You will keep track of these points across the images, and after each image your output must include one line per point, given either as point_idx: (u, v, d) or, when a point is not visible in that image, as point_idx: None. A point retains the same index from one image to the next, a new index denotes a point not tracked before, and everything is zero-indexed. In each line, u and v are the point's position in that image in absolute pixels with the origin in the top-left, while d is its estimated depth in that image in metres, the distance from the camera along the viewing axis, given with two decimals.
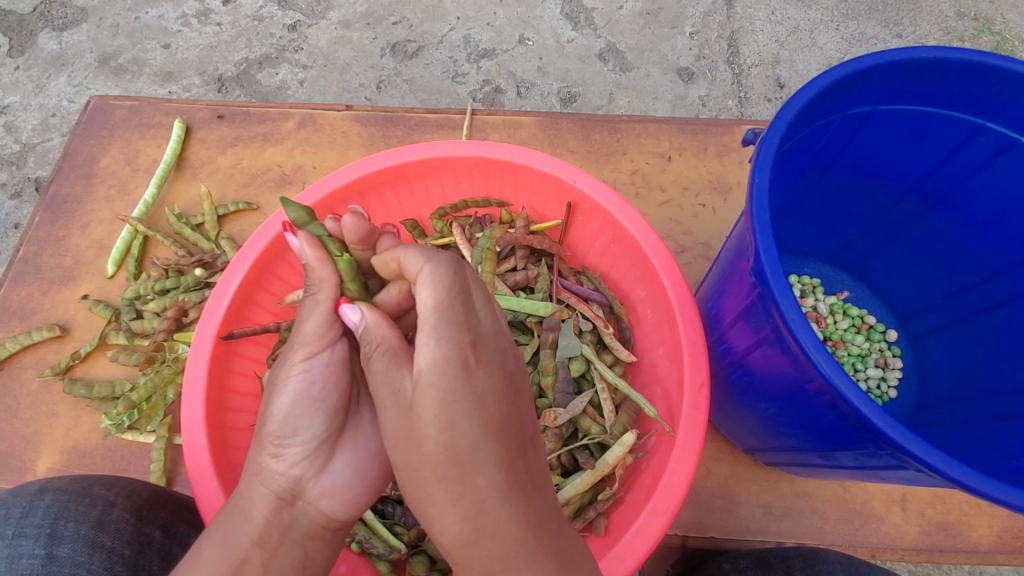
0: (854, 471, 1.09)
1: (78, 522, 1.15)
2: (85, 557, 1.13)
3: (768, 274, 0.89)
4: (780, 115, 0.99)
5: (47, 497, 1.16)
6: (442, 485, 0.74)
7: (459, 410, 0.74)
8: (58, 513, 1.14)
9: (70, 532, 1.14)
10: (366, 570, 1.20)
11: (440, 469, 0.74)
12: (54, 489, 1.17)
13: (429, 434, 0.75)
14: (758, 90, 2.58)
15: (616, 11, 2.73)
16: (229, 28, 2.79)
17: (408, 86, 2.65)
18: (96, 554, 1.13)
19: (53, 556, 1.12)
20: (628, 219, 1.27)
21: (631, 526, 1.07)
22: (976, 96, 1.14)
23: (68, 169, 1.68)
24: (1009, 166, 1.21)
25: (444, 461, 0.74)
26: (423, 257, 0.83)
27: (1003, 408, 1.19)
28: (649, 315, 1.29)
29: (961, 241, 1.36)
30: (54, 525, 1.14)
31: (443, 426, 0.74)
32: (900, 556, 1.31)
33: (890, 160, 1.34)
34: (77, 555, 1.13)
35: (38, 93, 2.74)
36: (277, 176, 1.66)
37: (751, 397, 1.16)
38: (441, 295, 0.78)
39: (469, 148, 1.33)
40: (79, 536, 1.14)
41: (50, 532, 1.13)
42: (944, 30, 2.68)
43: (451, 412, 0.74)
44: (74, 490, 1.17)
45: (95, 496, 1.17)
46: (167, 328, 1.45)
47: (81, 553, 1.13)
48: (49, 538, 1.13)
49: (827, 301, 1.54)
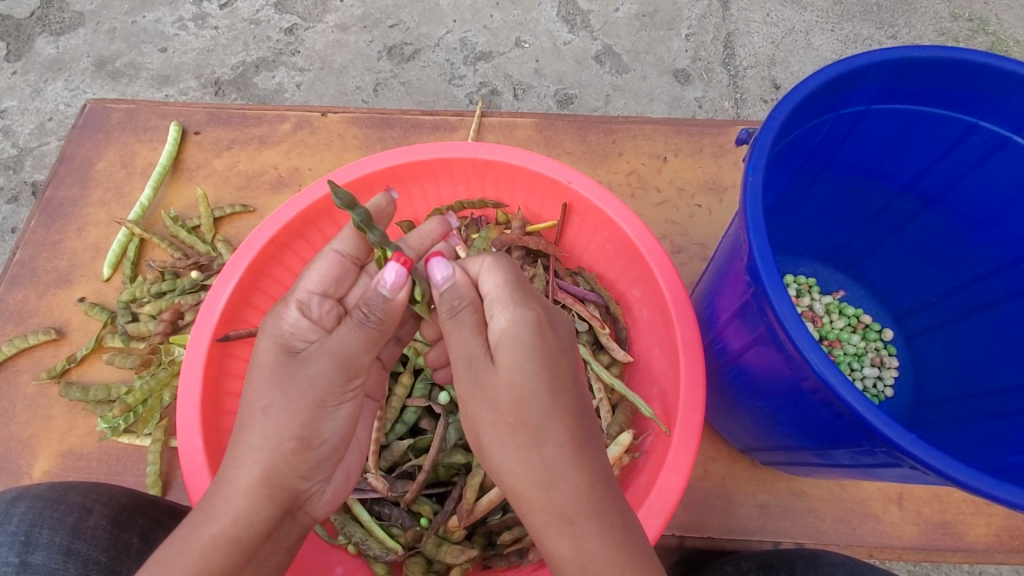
0: (849, 469, 1.09)
1: (54, 529, 1.14)
2: (61, 565, 1.13)
3: (761, 272, 0.89)
4: (773, 114, 0.99)
5: (23, 504, 1.16)
6: (517, 436, 0.86)
7: (533, 367, 0.88)
8: (33, 521, 1.14)
9: (44, 539, 1.14)
10: (363, 570, 1.20)
11: (516, 421, 0.86)
12: (30, 496, 1.17)
13: (503, 389, 0.87)
14: (754, 91, 2.59)
15: (612, 14, 2.74)
16: (226, 31, 2.80)
17: (405, 89, 2.65)
18: (71, 561, 1.14)
19: (27, 563, 1.13)
20: (623, 219, 1.27)
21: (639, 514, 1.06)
22: (968, 95, 1.14)
23: (64, 172, 1.67)
24: (1003, 165, 1.21)
25: (522, 413, 0.86)
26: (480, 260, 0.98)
27: (999, 406, 1.19)
28: (645, 314, 1.29)
29: (956, 240, 1.37)
30: (29, 532, 1.14)
31: (518, 379, 0.87)
32: (898, 555, 1.31)
33: (885, 159, 1.35)
34: (52, 561, 1.13)
35: (35, 97, 2.74)
36: (274, 178, 1.66)
37: (748, 396, 1.17)
38: (504, 277, 0.95)
39: (464, 150, 1.33)
40: (54, 543, 1.14)
41: (24, 540, 1.14)
42: (939, 30, 2.69)
43: (527, 367, 0.87)
44: (51, 497, 1.17)
45: (72, 503, 1.17)
46: (163, 330, 1.45)
47: (56, 560, 1.13)
48: (24, 544, 1.13)
49: (823, 300, 1.54)
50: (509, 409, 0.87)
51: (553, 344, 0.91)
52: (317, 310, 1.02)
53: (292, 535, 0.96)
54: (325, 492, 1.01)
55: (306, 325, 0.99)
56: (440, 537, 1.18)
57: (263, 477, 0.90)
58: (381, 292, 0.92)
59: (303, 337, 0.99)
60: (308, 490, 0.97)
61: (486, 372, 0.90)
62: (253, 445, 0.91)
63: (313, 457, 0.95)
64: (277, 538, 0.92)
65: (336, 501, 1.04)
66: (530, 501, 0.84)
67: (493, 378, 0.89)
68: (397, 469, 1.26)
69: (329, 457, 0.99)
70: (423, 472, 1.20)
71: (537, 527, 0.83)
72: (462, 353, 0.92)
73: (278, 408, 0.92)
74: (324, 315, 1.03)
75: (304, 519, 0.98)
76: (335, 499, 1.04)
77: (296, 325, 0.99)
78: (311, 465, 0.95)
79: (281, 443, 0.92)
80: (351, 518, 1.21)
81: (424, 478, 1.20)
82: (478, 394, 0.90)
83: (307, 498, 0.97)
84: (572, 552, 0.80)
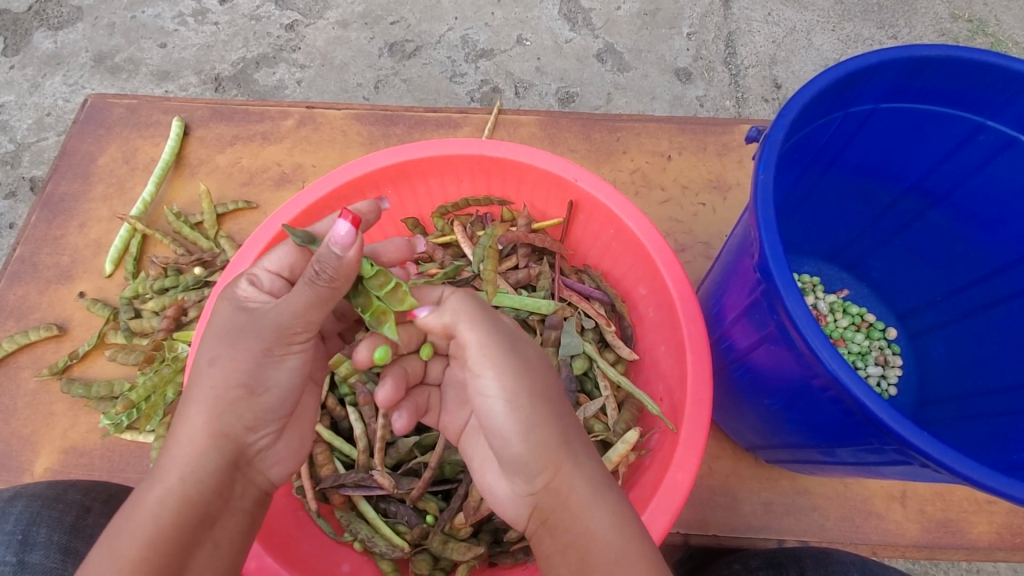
0: (855, 467, 1.09)
1: (52, 528, 1.14)
2: (58, 563, 1.13)
3: (773, 269, 0.89)
4: (783, 114, 0.99)
5: (20, 503, 1.15)
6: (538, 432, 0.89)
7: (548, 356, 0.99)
8: (30, 520, 1.14)
9: (42, 539, 1.14)
10: (368, 569, 1.20)
11: (541, 393, 0.91)
12: (28, 495, 1.16)
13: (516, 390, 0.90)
14: (755, 90, 2.59)
15: (614, 12, 2.74)
16: (226, 27, 2.79)
17: (406, 86, 2.64)
18: (69, 560, 1.14)
19: (25, 562, 1.13)
20: (630, 217, 1.26)
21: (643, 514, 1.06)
22: (976, 94, 1.15)
23: (66, 167, 1.66)
24: (1008, 165, 1.22)
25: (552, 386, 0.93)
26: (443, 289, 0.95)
27: (1004, 404, 1.19)
28: (651, 312, 1.29)
29: (961, 238, 1.37)
30: (26, 531, 1.13)
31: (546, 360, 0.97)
32: (901, 553, 1.31)
33: (891, 158, 1.35)
34: (48, 560, 1.13)
35: (33, 92, 2.73)
36: (277, 175, 1.65)
37: (754, 394, 1.17)
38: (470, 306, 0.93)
39: (471, 147, 1.33)
40: (51, 542, 1.14)
41: (22, 538, 1.13)
42: (939, 31, 2.69)
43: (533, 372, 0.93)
44: (48, 496, 1.16)
45: (70, 502, 1.17)
46: (166, 326, 1.45)
47: (54, 559, 1.13)
48: (21, 544, 1.13)
49: (827, 299, 1.54)
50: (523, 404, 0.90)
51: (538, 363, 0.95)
52: (268, 285, 0.98)
53: (247, 495, 0.94)
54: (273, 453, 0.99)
55: (257, 295, 0.96)
56: (446, 534, 1.18)
57: (207, 431, 0.89)
58: (331, 250, 0.85)
59: (253, 300, 0.95)
60: (256, 444, 0.95)
61: (525, 349, 0.94)
62: (196, 397, 0.90)
63: (261, 407, 0.93)
64: (228, 497, 0.90)
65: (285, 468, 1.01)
66: (569, 473, 0.87)
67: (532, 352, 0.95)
68: (402, 467, 1.27)
69: (278, 410, 0.96)
70: (429, 470, 1.19)
71: (579, 498, 0.86)
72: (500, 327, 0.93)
73: (223, 358, 0.90)
74: (276, 291, 0.98)
75: (258, 478, 0.96)
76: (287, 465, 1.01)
77: (247, 290, 0.97)
78: (256, 417, 0.93)
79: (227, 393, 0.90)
80: (358, 516, 1.22)
81: (429, 476, 1.20)
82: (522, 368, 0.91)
83: (252, 453, 0.94)
84: (611, 523, 0.84)
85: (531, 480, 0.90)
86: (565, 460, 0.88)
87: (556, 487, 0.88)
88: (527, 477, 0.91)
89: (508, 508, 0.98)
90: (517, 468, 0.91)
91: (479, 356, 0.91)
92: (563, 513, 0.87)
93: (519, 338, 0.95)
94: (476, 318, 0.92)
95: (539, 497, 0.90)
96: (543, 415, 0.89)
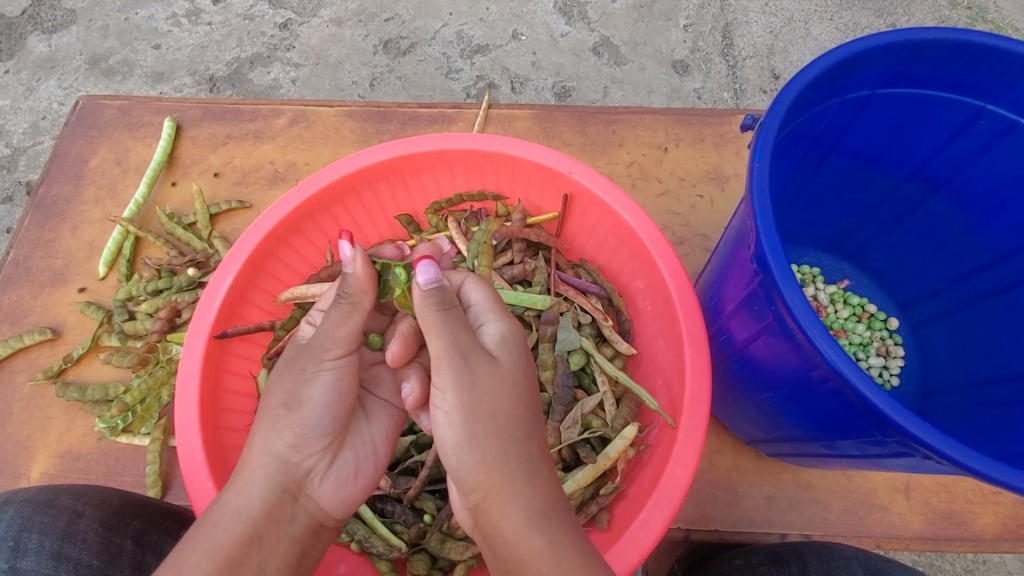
0: (858, 460, 1.07)
1: (43, 534, 1.14)
2: (51, 568, 1.13)
3: (770, 260, 0.87)
4: (779, 100, 0.97)
5: (12, 507, 1.15)
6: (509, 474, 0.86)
7: (522, 377, 0.91)
8: (23, 524, 1.14)
9: (33, 544, 1.13)
10: (365, 569, 1.18)
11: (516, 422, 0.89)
12: (19, 500, 1.16)
13: (487, 412, 0.87)
14: (753, 81, 2.57)
15: (609, 5, 2.71)
16: (219, 27, 2.77)
17: (401, 83, 2.63)
18: (61, 565, 1.13)
19: (17, 568, 1.13)
20: (625, 209, 1.25)
21: (634, 520, 1.05)
22: (976, 78, 1.12)
23: (58, 170, 1.65)
24: (1010, 149, 1.20)
25: (516, 410, 0.89)
26: (427, 321, 0.89)
27: (1007, 394, 1.17)
28: (649, 306, 1.27)
29: (962, 225, 1.35)
30: (18, 537, 1.14)
31: (518, 384, 0.90)
32: (905, 546, 1.29)
33: (891, 144, 1.33)
34: (42, 566, 1.13)
35: (28, 96, 2.71)
36: (270, 174, 1.64)
37: (754, 387, 1.15)
38: (446, 345, 0.88)
39: (461, 142, 1.31)
40: (43, 547, 1.13)
41: (13, 545, 1.13)
42: (937, 18, 2.66)
43: (515, 400, 0.89)
44: (39, 501, 1.16)
45: (62, 506, 1.16)
46: (160, 328, 1.45)
47: (46, 564, 1.13)
48: (13, 550, 1.13)
49: (827, 290, 1.53)
50: (496, 431, 0.87)
51: (523, 391, 0.91)
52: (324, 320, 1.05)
53: (296, 520, 0.91)
54: (330, 477, 0.96)
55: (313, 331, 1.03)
56: (444, 533, 1.17)
57: (262, 451, 0.91)
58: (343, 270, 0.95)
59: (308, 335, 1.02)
60: (308, 466, 0.93)
61: (490, 366, 0.89)
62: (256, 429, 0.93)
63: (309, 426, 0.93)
64: (278, 519, 0.89)
65: (349, 493, 0.99)
66: (507, 497, 0.85)
67: (497, 375, 0.89)
68: (399, 465, 1.25)
69: (327, 429, 0.95)
70: (425, 469, 1.18)
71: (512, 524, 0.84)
72: (456, 340, 0.88)
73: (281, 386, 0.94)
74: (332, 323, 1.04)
75: (310, 503, 0.93)
76: (345, 490, 0.98)
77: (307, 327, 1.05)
78: (304, 435, 0.93)
79: (272, 414, 0.93)
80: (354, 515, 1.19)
81: (426, 475, 1.19)
82: (471, 386, 0.87)
83: (307, 476, 0.93)
84: None
85: (467, 496, 0.90)
86: (495, 481, 0.85)
87: (488, 509, 0.87)
88: (464, 491, 0.90)
89: (457, 510, 0.99)
90: (458, 479, 0.90)
91: (434, 363, 0.90)
92: (502, 536, 0.85)
93: (472, 363, 0.88)
94: (441, 329, 0.88)
95: (477, 513, 0.90)
96: (491, 436, 0.87)
